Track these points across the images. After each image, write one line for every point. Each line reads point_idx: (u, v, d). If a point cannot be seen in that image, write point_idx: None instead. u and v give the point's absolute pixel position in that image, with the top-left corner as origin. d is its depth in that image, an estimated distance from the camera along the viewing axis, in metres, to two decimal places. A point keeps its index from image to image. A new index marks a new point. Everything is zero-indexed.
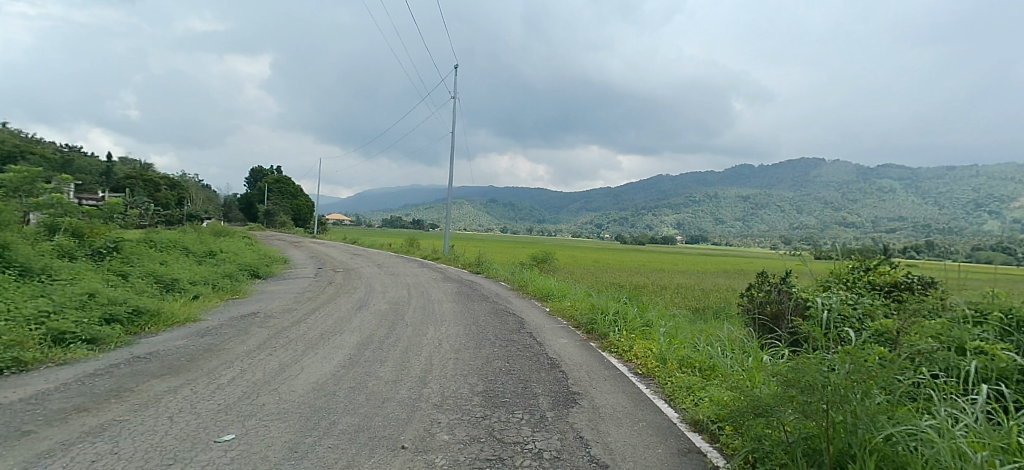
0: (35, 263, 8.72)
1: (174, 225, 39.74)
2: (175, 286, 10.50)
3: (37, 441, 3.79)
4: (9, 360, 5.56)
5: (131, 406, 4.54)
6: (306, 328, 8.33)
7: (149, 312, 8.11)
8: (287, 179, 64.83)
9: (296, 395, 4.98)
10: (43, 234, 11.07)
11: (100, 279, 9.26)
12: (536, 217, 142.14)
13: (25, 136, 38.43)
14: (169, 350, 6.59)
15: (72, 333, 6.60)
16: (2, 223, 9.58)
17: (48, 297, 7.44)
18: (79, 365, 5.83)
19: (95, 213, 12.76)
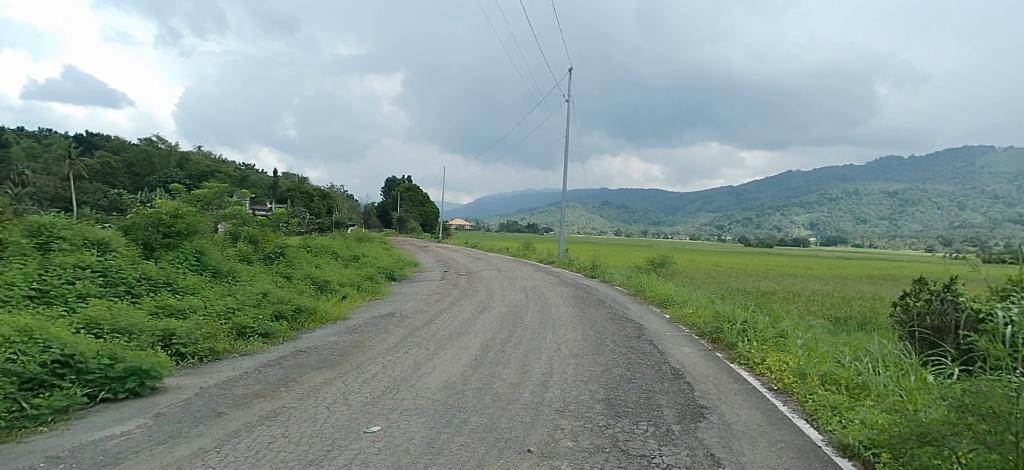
0: (223, 266, 10.25)
1: (326, 231, 44.59)
2: (327, 287, 11.75)
3: (228, 422, 4.46)
4: (207, 350, 6.62)
5: (296, 395, 5.17)
6: (436, 329, 8.85)
7: (307, 310, 9.13)
8: (415, 186, 69.40)
9: (430, 393, 5.32)
10: (229, 241, 13.18)
11: (270, 280, 10.64)
12: (654, 219, 137.86)
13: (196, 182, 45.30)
14: (324, 345, 7.38)
15: (250, 327, 7.64)
16: (202, 231, 11.46)
17: (232, 296, 8.73)
18: (255, 356, 6.73)
19: (266, 222, 14.72)
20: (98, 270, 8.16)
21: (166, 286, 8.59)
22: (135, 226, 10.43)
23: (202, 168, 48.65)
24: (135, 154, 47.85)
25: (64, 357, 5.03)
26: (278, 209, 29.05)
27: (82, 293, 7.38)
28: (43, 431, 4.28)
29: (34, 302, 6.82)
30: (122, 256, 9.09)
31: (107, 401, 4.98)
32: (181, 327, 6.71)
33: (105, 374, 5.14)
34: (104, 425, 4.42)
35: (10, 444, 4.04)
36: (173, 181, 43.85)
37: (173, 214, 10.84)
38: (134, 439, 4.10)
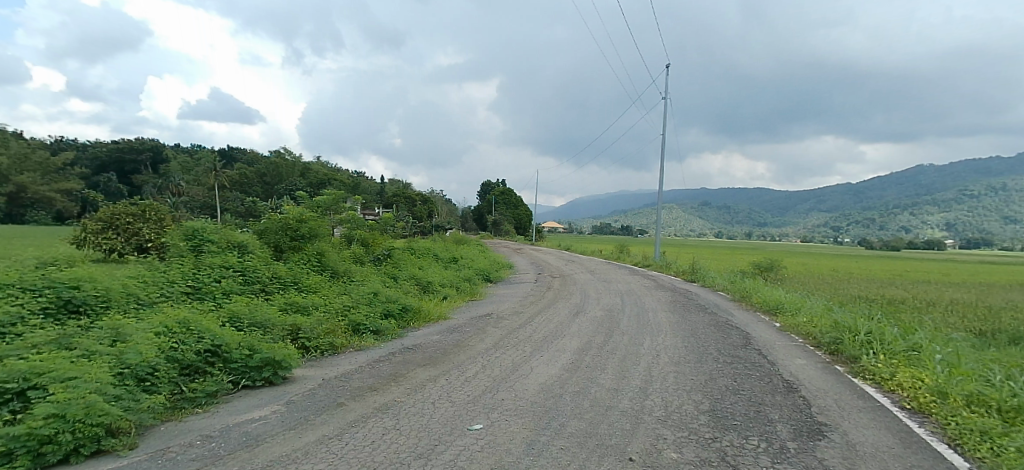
0: (339, 267, 11.09)
1: (427, 234, 46.69)
2: (430, 287, 12.31)
3: (346, 412, 4.82)
4: (328, 344, 7.21)
5: (405, 390, 5.48)
6: (533, 331, 8.95)
7: (412, 310, 9.62)
8: (510, 190, 70.64)
9: (529, 394, 5.41)
10: (344, 243, 14.25)
11: (379, 280, 11.36)
12: (759, 220, 129.48)
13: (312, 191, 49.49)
14: (428, 344, 7.74)
15: (363, 324, 8.21)
16: (321, 234, 12.49)
17: (347, 295, 9.44)
18: (368, 351, 7.22)
19: (375, 226, 15.74)
20: (237, 269, 9.21)
21: (293, 285, 9.49)
22: (268, 230, 11.66)
23: (320, 176, 53.06)
24: (265, 166, 53.39)
25: (213, 348, 5.80)
26: (387, 213, 30.98)
27: (225, 291, 8.38)
28: (197, 412, 4.92)
29: (189, 298, 7.87)
30: (257, 257, 10.16)
31: (247, 388, 5.63)
32: (305, 322, 7.37)
33: (245, 363, 5.82)
34: (244, 409, 4.97)
35: (173, 421, 4.69)
36: (297, 190, 48.21)
37: (298, 218, 11.94)
38: (269, 423, 4.57)
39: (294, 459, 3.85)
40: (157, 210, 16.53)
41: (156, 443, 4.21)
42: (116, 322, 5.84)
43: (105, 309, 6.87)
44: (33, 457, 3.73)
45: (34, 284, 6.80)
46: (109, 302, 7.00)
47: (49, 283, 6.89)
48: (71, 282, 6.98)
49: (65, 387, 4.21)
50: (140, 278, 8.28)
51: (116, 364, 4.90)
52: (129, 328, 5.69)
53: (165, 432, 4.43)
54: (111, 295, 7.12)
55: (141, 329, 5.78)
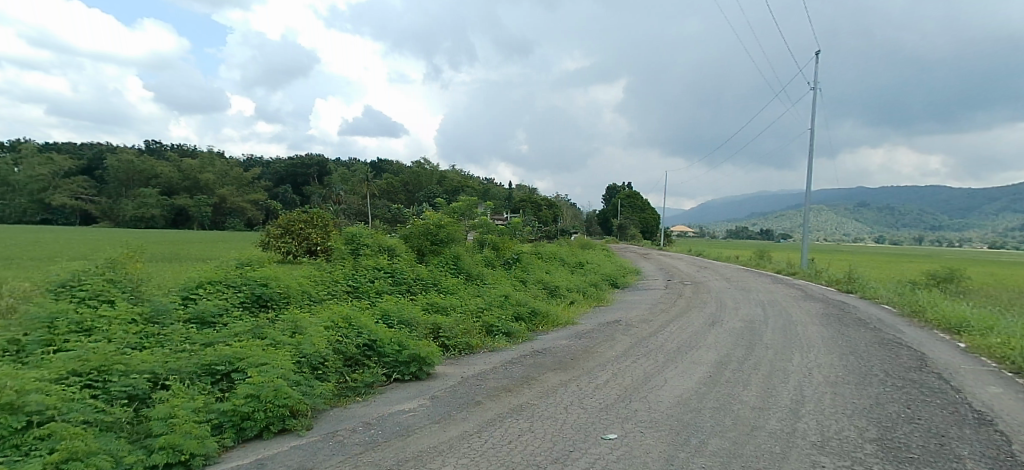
0: (473, 271, 11.66)
1: (553, 238, 47.17)
2: (557, 292, 12.43)
3: (484, 411, 5.05)
4: (464, 344, 7.62)
5: (537, 393, 5.60)
6: (666, 340, 8.65)
7: (541, 314, 9.79)
8: (637, 193, 68.87)
9: (664, 406, 5.23)
10: (477, 248, 14.96)
11: (510, 284, 11.75)
12: (933, 224, 111.83)
13: (446, 197, 52.51)
14: (558, 348, 7.82)
15: (496, 326, 8.54)
16: (457, 239, 13.23)
17: (480, 297, 9.90)
18: (502, 353, 7.51)
19: (505, 231, 16.30)
20: (387, 271, 10.11)
21: (433, 285, 10.18)
22: (412, 234, 12.66)
23: (453, 184, 56.21)
24: (407, 175, 58.01)
25: (370, 342, 6.48)
26: (517, 219, 31.97)
27: (377, 290, 9.28)
28: (358, 400, 5.52)
29: (349, 297, 8.85)
30: (403, 259, 11.08)
31: (398, 381, 6.18)
32: (445, 322, 7.88)
33: (396, 358, 6.38)
34: (396, 401, 5.46)
35: (340, 408, 5.31)
36: (435, 197, 51.74)
37: (438, 224, 12.78)
38: (417, 415, 4.96)
39: (441, 451, 4.13)
40: (323, 217, 18.68)
41: (328, 426, 4.79)
42: (294, 317, 6.74)
43: (286, 304, 7.96)
44: (237, 430, 4.43)
45: (235, 281, 8.10)
46: (289, 298, 8.09)
47: (245, 281, 8.15)
48: (261, 280, 8.19)
49: (258, 371, 4.97)
50: (311, 277, 9.48)
51: (296, 353, 5.66)
52: (304, 322, 6.54)
53: (334, 417, 5.03)
54: (291, 292, 8.22)
55: (314, 322, 6.60)
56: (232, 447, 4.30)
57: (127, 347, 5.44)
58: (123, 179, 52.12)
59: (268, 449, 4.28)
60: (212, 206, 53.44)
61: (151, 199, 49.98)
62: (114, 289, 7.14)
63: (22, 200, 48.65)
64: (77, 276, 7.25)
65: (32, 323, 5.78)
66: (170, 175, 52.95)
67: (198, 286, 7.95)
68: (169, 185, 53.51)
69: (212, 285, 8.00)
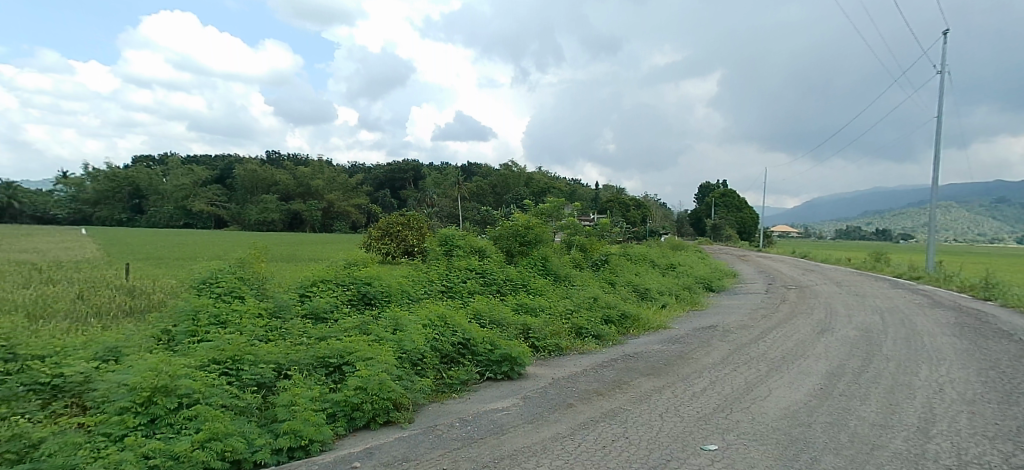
0: (561, 273, 11.67)
1: (642, 239, 46.01)
2: (648, 294, 12.10)
3: (577, 414, 5.04)
4: (554, 345, 7.63)
5: (631, 399, 5.49)
6: (768, 348, 8.13)
7: (632, 317, 9.58)
8: (732, 191, 65.46)
9: (770, 419, 4.92)
10: (565, 249, 14.95)
11: (599, 286, 11.62)
12: None
13: (533, 199, 52.96)
14: (650, 353, 7.61)
15: (586, 328, 8.48)
16: (545, 240, 13.29)
17: (569, 299, 9.88)
18: (592, 355, 7.45)
19: (593, 232, 16.14)
20: (479, 272, 10.38)
21: (523, 286, 10.31)
22: (501, 236, 12.91)
23: (540, 186, 56.57)
24: (495, 177, 59.17)
25: (465, 341, 6.70)
26: (605, 219, 31.58)
27: (470, 290, 9.55)
28: (454, 397, 5.71)
29: (445, 296, 9.19)
30: (494, 261, 11.33)
31: (491, 380, 6.32)
32: (535, 323, 7.95)
33: (489, 357, 6.54)
34: (490, 399, 5.60)
35: (438, 403, 5.53)
36: (522, 199, 52.32)
37: (526, 225, 12.91)
38: (511, 415, 5.04)
39: (536, 451, 4.17)
40: (418, 220, 19.53)
41: (428, 420, 5.01)
42: (395, 315, 7.12)
43: (388, 302, 8.41)
44: (348, 420, 4.76)
45: (343, 280, 8.69)
46: (391, 297, 8.55)
47: (352, 280, 8.72)
48: (366, 279, 8.72)
49: (366, 366, 5.30)
50: (409, 277, 9.96)
51: (397, 349, 5.98)
52: (404, 320, 6.88)
53: (433, 412, 5.25)
54: (392, 291, 8.69)
55: (413, 320, 6.93)
56: (344, 436, 4.62)
57: (255, 339, 6.03)
58: (248, 187, 57.94)
59: (375, 439, 4.56)
60: (321, 209, 57.71)
61: (271, 205, 55.23)
62: (243, 286, 7.94)
63: (168, 207, 55.54)
64: (214, 275, 8.16)
65: (180, 315, 6.58)
66: (286, 183, 58.01)
67: (311, 284, 8.63)
68: (285, 191, 58.63)
69: (323, 284, 8.64)
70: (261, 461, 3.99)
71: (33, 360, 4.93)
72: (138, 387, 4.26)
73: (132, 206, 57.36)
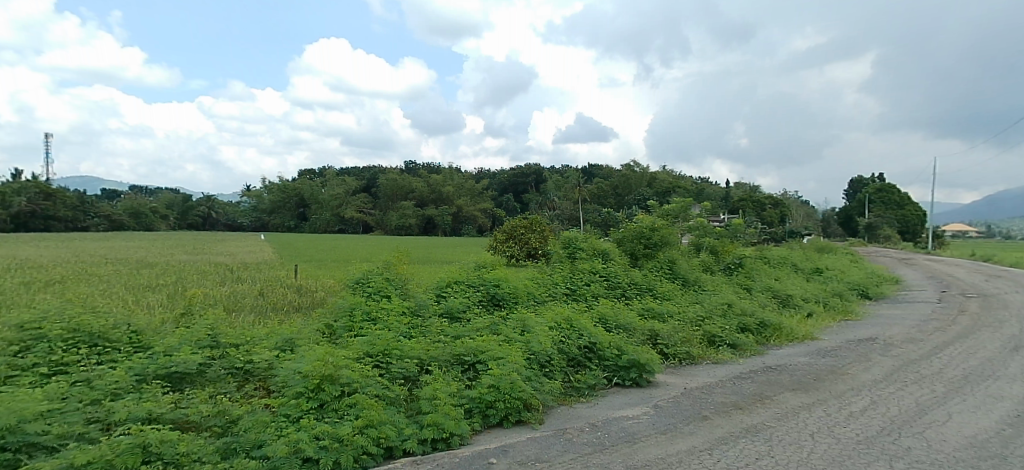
0: (691, 277, 11.18)
1: (780, 241, 42.35)
2: (790, 301, 11.11)
3: (714, 427, 4.79)
4: (685, 353, 7.31)
5: (775, 415, 5.10)
6: (943, 365, 7.05)
7: (772, 326, 8.85)
8: (891, 186, 57.74)
9: (950, 447, 4.27)
10: (694, 252, 14.31)
11: (732, 291, 10.92)
12: None
13: (658, 199, 51.21)
14: (795, 366, 6.98)
15: (719, 336, 8.02)
16: (673, 243, 12.82)
17: (701, 305, 9.42)
18: (728, 366, 7.03)
19: (726, 233, 15.23)
20: (603, 275, 10.29)
21: (649, 291, 10.05)
22: (625, 238, 12.65)
23: (666, 186, 54.53)
24: (617, 178, 58.20)
25: (591, 345, 6.69)
26: (738, 220, 29.60)
27: (594, 294, 9.50)
28: (583, 401, 5.73)
29: (569, 299, 9.25)
30: (618, 264, 11.16)
31: (619, 385, 6.23)
32: (663, 329, 7.69)
33: (616, 362, 6.46)
34: (619, 406, 5.53)
35: (567, 406, 5.58)
36: (646, 199, 50.83)
37: (651, 227, 12.54)
38: (642, 423, 4.94)
39: (671, 463, 4.04)
40: (540, 223, 19.79)
41: (558, 423, 5.09)
42: (523, 316, 7.32)
43: (515, 304, 8.69)
44: (483, 416, 4.98)
45: (474, 281, 9.11)
46: (518, 298, 8.81)
47: (482, 281, 9.11)
48: (495, 280, 9.07)
49: (498, 365, 5.53)
50: (535, 279, 10.17)
51: (526, 351, 6.14)
52: (531, 321, 7.05)
53: (562, 415, 5.32)
54: (518, 292, 8.95)
55: (540, 322, 7.07)
56: (480, 432, 4.85)
57: (400, 335, 6.56)
58: (388, 195, 62.99)
59: (509, 437, 4.72)
60: (451, 214, 60.97)
61: (408, 211, 59.60)
62: (388, 286, 8.68)
63: (325, 214, 62.38)
64: (365, 276, 9.03)
65: (338, 312, 7.37)
66: (421, 190, 62.23)
67: (447, 285, 9.17)
68: (420, 197, 62.80)
69: (457, 284, 9.14)
70: (410, 449, 4.33)
71: (230, 347, 5.84)
72: (309, 375, 4.85)
73: (297, 214, 65.26)
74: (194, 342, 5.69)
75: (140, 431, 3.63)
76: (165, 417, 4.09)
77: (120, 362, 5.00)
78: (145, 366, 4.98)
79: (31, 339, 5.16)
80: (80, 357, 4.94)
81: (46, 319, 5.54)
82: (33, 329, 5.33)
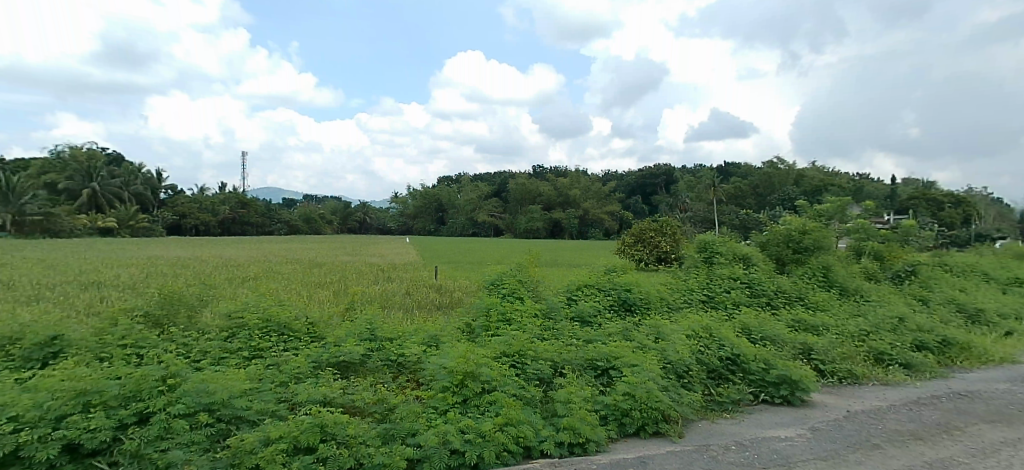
0: (850, 286, 10.02)
1: (964, 245, 36.14)
2: (981, 316, 9.41)
3: (888, 458, 4.22)
4: (845, 372, 6.52)
5: (969, 449, 4.36)
6: None
7: (959, 345, 7.57)
8: None
9: None
10: (853, 258, 12.79)
11: (904, 303, 9.54)
12: None
13: (806, 199, 46.49)
14: (992, 393, 5.89)
15: (889, 354, 7.05)
16: (828, 246, 11.55)
17: (864, 318, 8.36)
18: (901, 389, 6.15)
19: (893, 236, 13.37)
20: (745, 282, 9.61)
21: (800, 300, 9.17)
22: (770, 241, 11.67)
23: (816, 184, 49.34)
24: (758, 176, 53.94)
25: (733, 356, 6.26)
26: (907, 221, 25.80)
27: (735, 302, 8.88)
28: (726, 417, 5.38)
29: (706, 307, 8.75)
30: (762, 270, 10.33)
31: (767, 403, 5.75)
32: (818, 343, 6.94)
33: (763, 377, 5.97)
34: (769, 426, 5.10)
35: (708, 421, 5.29)
36: (792, 199, 46.46)
37: (801, 229, 11.43)
38: (798, 447, 4.50)
39: None
40: (672, 225, 18.99)
41: (700, 438, 4.84)
42: (657, 323, 7.08)
43: (649, 310, 8.43)
44: (619, 424, 4.88)
45: (605, 285, 9.00)
46: (651, 305, 8.53)
47: (613, 285, 8.97)
48: (626, 285, 8.89)
49: (633, 372, 5.41)
50: (669, 284, 9.79)
51: (662, 359, 5.93)
52: (667, 329, 6.79)
53: (704, 430, 5.04)
54: (651, 298, 8.68)
55: (677, 330, 6.78)
56: (616, 440, 4.77)
57: (534, 336, 6.69)
58: (517, 199, 64.63)
59: (647, 448, 4.59)
60: (578, 217, 60.87)
61: (536, 215, 60.71)
62: (521, 288, 8.91)
63: (460, 218, 65.87)
64: (499, 277, 9.37)
65: (476, 311, 7.72)
66: (549, 193, 63.00)
67: (577, 288, 9.17)
68: (548, 201, 63.53)
69: (588, 288, 9.10)
70: (548, 451, 4.39)
71: (385, 340, 6.39)
72: (453, 371, 5.14)
73: (436, 218, 69.71)
74: (356, 335, 6.33)
75: (317, 413, 4.11)
76: (336, 401, 4.60)
77: (300, 349, 5.73)
78: (318, 355, 5.65)
79: (235, 327, 6.13)
80: (271, 344, 5.75)
81: (246, 310, 6.54)
82: (237, 318, 6.33)
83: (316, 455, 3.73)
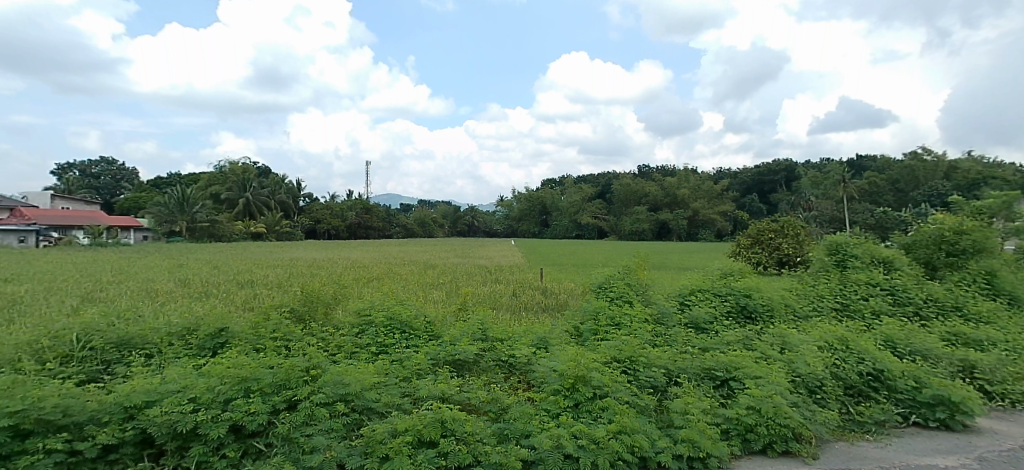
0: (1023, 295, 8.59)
1: None
2: None
3: None
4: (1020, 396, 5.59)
5: None
6: None
7: None
8: None
9: None
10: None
11: None
12: None
13: (959, 193, 40.60)
14: None
15: None
16: (991, 249, 10.00)
17: None
18: None
19: None
20: (886, 289, 8.60)
21: (957, 310, 8.02)
22: (917, 243, 10.36)
23: (974, 176, 42.87)
24: (899, 170, 48.05)
25: (875, 372, 5.62)
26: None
27: (874, 311, 7.98)
28: (869, 440, 4.85)
29: (840, 316, 7.94)
30: (907, 275, 9.17)
31: (918, 426, 5.10)
32: (984, 360, 6.02)
33: (914, 397, 5.29)
34: (923, 454, 4.52)
35: (846, 443, 4.80)
36: (942, 193, 40.78)
37: (957, 229, 9.99)
38: None
39: None
40: (794, 224, 17.50)
41: (838, 462, 4.42)
42: (783, 332, 6.55)
43: (772, 318, 7.84)
44: (742, 440, 4.58)
45: (721, 290, 8.51)
46: (774, 312, 7.93)
47: (731, 290, 8.47)
48: (745, 290, 8.35)
49: (757, 385, 5.06)
50: (794, 290, 9.04)
51: (790, 372, 5.48)
52: (795, 339, 6.27)
53: (842, 452, 4.59)
54: (774, 305, 8.06)
55: (806, 341, 6.24)
56: (740, 457, 4.49)
57: (646, 342, 6.50)
58: (623, 200, 63.19)
59: None
60: (688, 217, 58.26)
61: (642, 216, 58.99)
62: (631, 291, 8.70)
63: (565, 220, 65.92)
64: (608, 280, 9.23)
65: (584, 315, 7.66)
66: (656, 193, 60.99)
67: (691, 292, 8.77)
68: (655, 202, 61.53)
69: (702, 292, 8.67)
70: (664, 463, 4.23)
71: (496, 341, 6.55)
72: (564, 374, 5.14)
73: (541, 221, 70.39)
74: (469, 335, 6.56)
75: (437, 408, 4.31)
76: (454, 398, 4.79)
77: (420, 347, 6.06)
78: (436, 353, 5.93)
79: (363, 324, 6.63)
80: (394, 341, 6.13)
81: (372, 308, 7.04)
82: (364, 316, 6.83)
83: (438, 450, 3.92)
